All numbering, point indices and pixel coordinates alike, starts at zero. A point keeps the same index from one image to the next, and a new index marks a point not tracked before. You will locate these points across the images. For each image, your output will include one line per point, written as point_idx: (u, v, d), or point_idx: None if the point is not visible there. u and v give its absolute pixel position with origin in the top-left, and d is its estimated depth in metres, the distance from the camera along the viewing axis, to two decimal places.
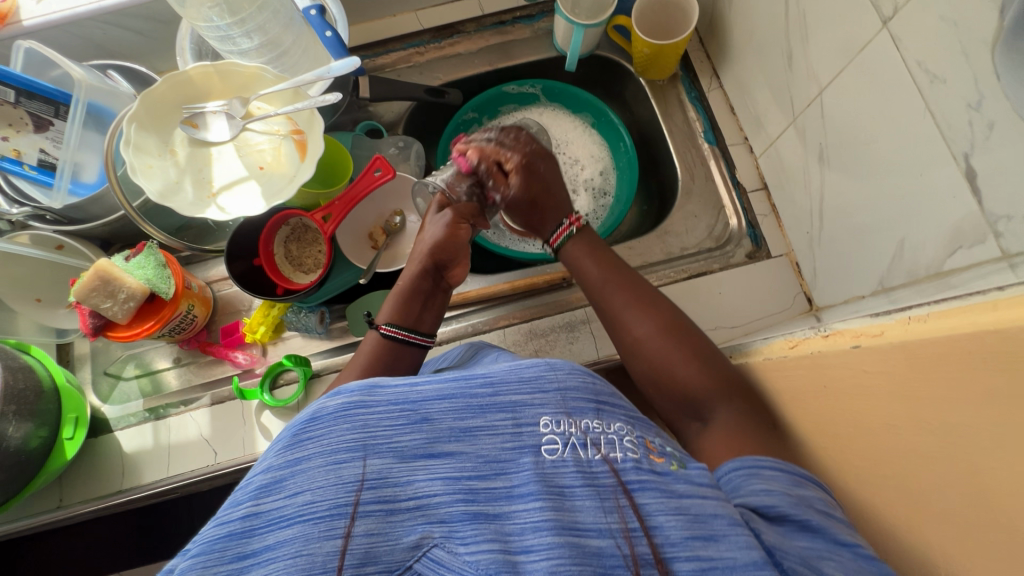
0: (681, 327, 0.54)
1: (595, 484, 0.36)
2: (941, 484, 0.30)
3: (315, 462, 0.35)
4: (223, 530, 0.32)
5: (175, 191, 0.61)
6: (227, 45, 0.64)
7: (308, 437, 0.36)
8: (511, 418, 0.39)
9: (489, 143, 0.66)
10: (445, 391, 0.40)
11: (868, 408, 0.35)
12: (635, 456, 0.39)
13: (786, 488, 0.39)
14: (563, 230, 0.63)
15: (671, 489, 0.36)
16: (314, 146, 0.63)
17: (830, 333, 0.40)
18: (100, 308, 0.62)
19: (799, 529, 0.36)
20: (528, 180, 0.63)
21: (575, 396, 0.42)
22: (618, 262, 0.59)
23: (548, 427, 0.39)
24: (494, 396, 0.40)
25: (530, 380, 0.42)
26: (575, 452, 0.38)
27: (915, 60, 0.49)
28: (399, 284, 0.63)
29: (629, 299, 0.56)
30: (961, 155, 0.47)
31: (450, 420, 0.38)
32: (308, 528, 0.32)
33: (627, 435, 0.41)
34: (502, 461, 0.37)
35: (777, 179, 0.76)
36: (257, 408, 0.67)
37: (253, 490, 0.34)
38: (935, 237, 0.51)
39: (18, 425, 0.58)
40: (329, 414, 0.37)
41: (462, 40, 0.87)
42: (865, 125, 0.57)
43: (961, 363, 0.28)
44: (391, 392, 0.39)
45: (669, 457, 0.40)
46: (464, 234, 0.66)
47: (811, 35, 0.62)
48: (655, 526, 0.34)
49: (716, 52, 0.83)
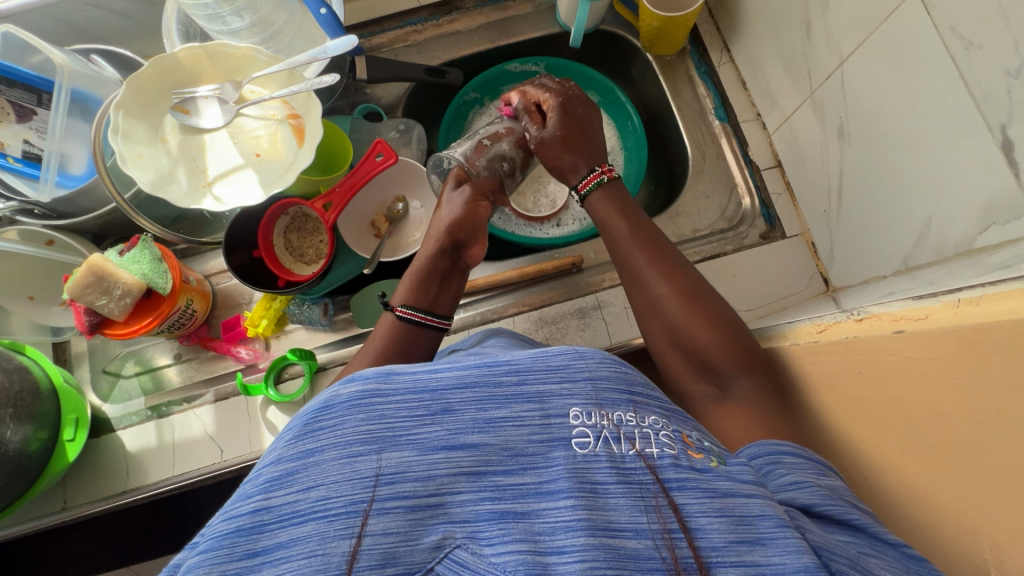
0: (703, 292, 0.52)
1: (631, 481, 0.34)
2: (997, 477, 0.29)
3: (329, 454, 0.33)
4: (232, 526, 0.31)
5: (168, 182, 0.58)
6: (217, 24, 0.60)
7: (321, 427, 0.34)
8: (538, 408, 0.37)
9: (537, 83, 0.66)
10: (467, 379, 0.37)
11: (911, 396, 0.34)
12: (673, 452, 0.36)
13: (817, 481, 0.37)
14: (593, 177, 0.59)
15: (713, 488, 0.34)
16: (312, 131, 0.60)
17: (865, 317, 0.39)
18: (96, 305, 0.60)
19: (838, 524, 0.35)
20: (564, 117, 0.62)
21: (607, 386, 0.39)
22: (645, 221, 0.56)
23: (579, 419, 0.37)
24: (520, 385, 0.38)
25: (558, 368, 0.39)
26: (608, 446, 0.36)
27: (948, 26, 0.46)
28: (416, 262, 0.61)
29: (652, 259, 0.53)
30: (997, 126, 0.45)
31: (473, 411, 0.36)
32: (324, 525, 0.30)
33: (663, 429, 0.38)
34: (529, 456, 0.35)
35: (791, 156, 0.73)
36: (262, 404, 0.65)
37: (264, 483, 0.32)
38: (966, 213, 0.49)
39: (16, 428, 0.56)
40: (343, 403, 0.35)
41: (461, 17, 0.83)
42: (890, 96, 0.54)
43: (1023, 349, 0.27)
44: (408, 379, 0.37)
45: (707, 453, 0.38)
46: (483, 211, 0.64)
47: (831, 3, 0.59)
48: (697, 528, 0.32)
49: (727, 24, 0.80)
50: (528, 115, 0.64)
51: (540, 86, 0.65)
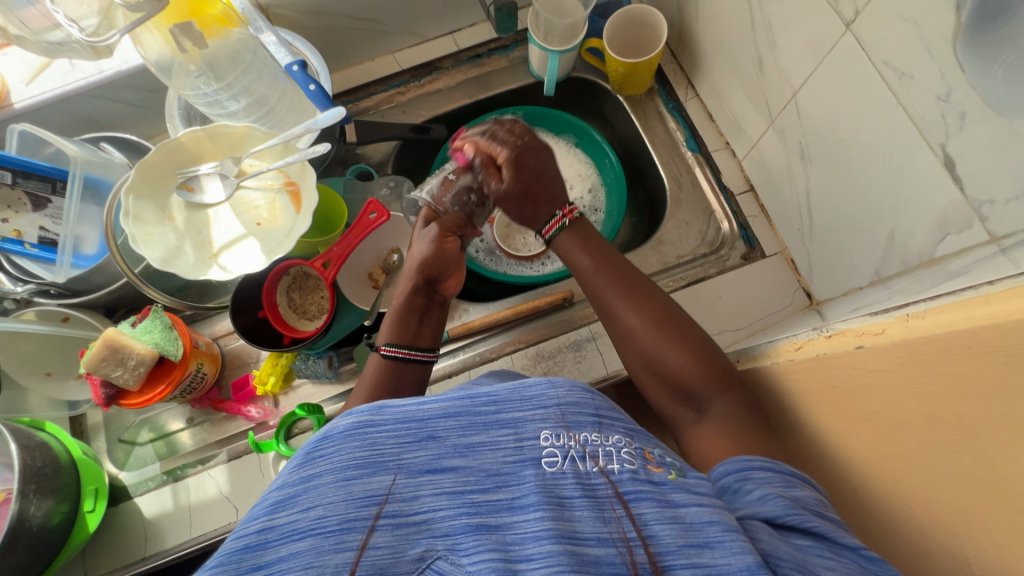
0: (673, 317, 0.55)
1: (594, 495, 0.36)
2: (962, 479, 0.31)
3: (326, 478, 0.35)
4: (239, 543, 0.33)
5: (177, 256, 0.62)
6: (216, 109, 0.67)
7: (320, 455, 0.37)
8: (512, 433, 0.40)
9: (483, 137, 0.63)
10: (449, 409, 0.40)
11: (880, 408, 0.36)
12: (632, 467, 0.39)
13: (780, 492, 0.39)
14: (555, 222, 0.61)
15: (667, 499, 0.36)
16: (308, 198, 0.64)
17: (833, 334, 0.41)
18: (111, 376, 0.63)
19: (803, 533, 0.36)
20: (517, 172, 0.60)
21: (575, 410, 0.42)
22: (611, 255, 0.59)
23: (549, 440, 0.39)
24: (497, 413, 0.41)
25: (532, 398, 0.42)
26: (574, 465, 0.38)
27: (882, 59, 0.50)
28: (394, 303, 0.65)
29: (621, 291, 0.57)
30: (937, 146, 0.48)
31: (454, 436, 0.38)
32: (318, 541, 0.32)
33: (625, 446, 0.41)
34: (503, 474, 0.37)
35: (763, 180, 0.77)
36: (274, 459, 0.68)
37: (269, 505, 0.35)
38: (924, 225, 0.52)
39: (38, 502, 0.57)
40: (340, 432, 0.38)
41: (441, 76, 0.89)
42: (842, 122, 0.58)
43: (965, 358, 0.29)
44: (398, 411, 0.40)
45: (667, 467, 0.40)
46: (451, 246, 0.67)
47: (778, 41, 0.64)
48: (651, 535, 0.34)
49: (689, 63, 0.85)
50: (484, 170, 0.63)
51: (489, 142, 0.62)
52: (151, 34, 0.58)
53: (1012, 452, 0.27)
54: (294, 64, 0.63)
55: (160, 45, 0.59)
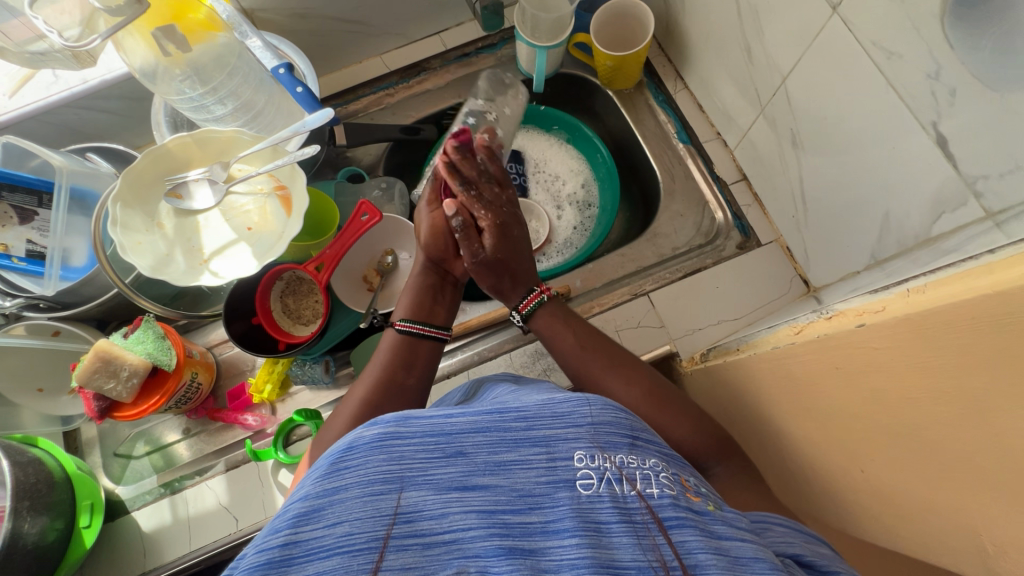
0: (663, 394, 0.55)
1: (632, 520, 0.34)
2: (972, 452, 0.30)
3: (353, 492, 0.33)
4: (262, 558, 0.30)
5: (166, 263, 0.61)
6: (202, 114, 0.66)
7: (345, 466, 0.34)
8: (545, 451, 0.38)
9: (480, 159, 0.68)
10: (480, 425, 0.38)
11: (884, 386, 0.35)
12: (671, 492, 0.37)
13: (798, 534, 0.38)
14: (535, 297, 0.63)
15: (709, 529, 0.34)
16: (299, 200, 0.63)
17: (834, 314, 0.40)
18: (104, 389, 0.62)
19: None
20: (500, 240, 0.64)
21: (609, 431, 0.40)
22: (594, 329, 0.60)
23: (583, 461, 0.38)
24: (528, 430, 0.39)
25: (564, 415, 0.40)
26: (610, 487, 0.36)
27: (869, 39, 0.50)
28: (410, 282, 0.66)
29: (606, 365, 0.57)
30: (930, 124, 0.48)
31: (485, 454, 0.37)
32: (347, 560, 0.31)
33: (661, 471, 0.39)
34: (536, 496, 0.35)
35: (755, 168, 0.77)
36: (273, 467, 0.67)
37: (292, 517, 0.32)
38: (919, 204, 0.52)
39: (33, 520, 0.56)
40: (366, 443, 0.35)
41: (429, 77, 0.89)
42: (832, 105, 0.58)
43: (966, 329, 0.29)
44: (426, 423, 0.38)
45: (704, 497, 0.38)
46: (439, 219, 0.66)
47: (765, 28, 0.63)
48: (693, 565, 0.32)
49: (677, 55, 0.85)
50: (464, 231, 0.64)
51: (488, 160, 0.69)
52: (133, 39, 0.57)
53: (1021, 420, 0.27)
54: (281, 68, 0.64)
55: (143, 50, 0.58)
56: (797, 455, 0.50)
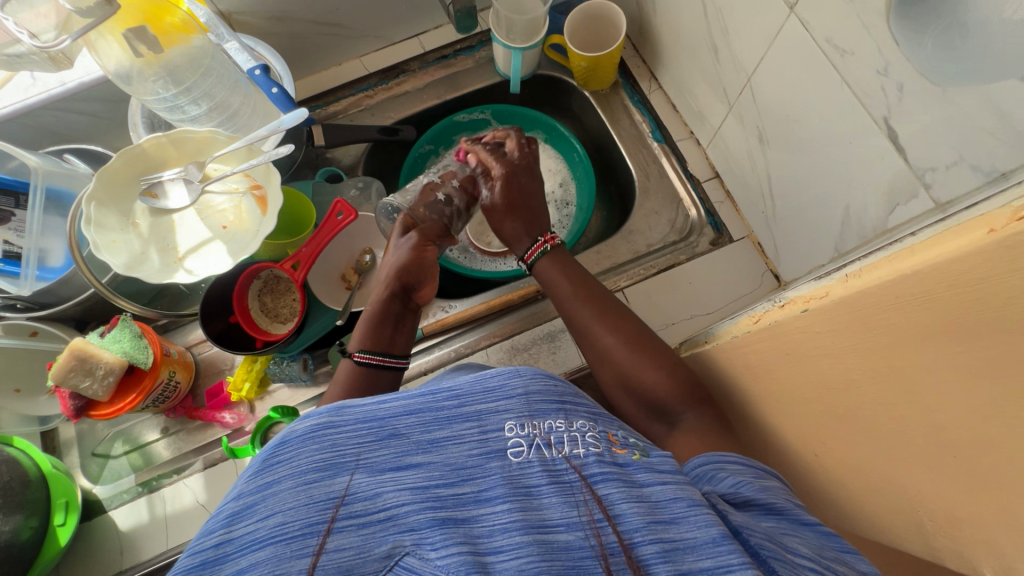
0: (647, 339, 0.56)
1: (561, 481, 0.36)
2: (910, 426, 0.32)
3: (286, 484, 0.34)
4: (196, 560, 0.31)
5: (141, 262, 0.62)
6: (177, 114, 0.67)
7: (278, 461, 0.35)
8: (476, 426, 0.39)
9: (488, 148, 0.72)
10: (412, 407, 0.40)
11: (828, 369, 0.36)
12: (598, 450, 0.39)
13: (753, 478, 0.40)
14: (537, 248, 0.66)
15: (632, 479, 0.36)
16: (273, 198, 0.64)
17: (786, 302, 0.41)
18: (79, 388, 0.62)
19: (766, 512, 0.38)
20: (508, 187, 0.68)
21: (540, 399, 0.42)
22: (584, 270, 0.61)
23: (513, 431, 0.39)
24: (460, 407, 0.40)
25: (495, 389, 0.42)
26: (540, 453, 0.38)
27: (824, 37, 0.51)
28: (366, 310, 0.64)
29: (594, 313, 0.59)
30: (881, 120, 0.49)
31: (417, 433, 0.38)
32: (281, 548, 0.31)
33: (590, 430, 0.41)
34: (469, 467, 0.36)
35: (726, 166, 0.79)
36: (251, 464, 0.67)
37: (225, 517, 0.33)
38: (874, 198, 0.54)
39: (6, 518, 0.57)
40: (298, 436, 0.37)
41: (408, 79, 0.90)
42: (794, 102, 0.60)
43: (892, 308, 0.30)
44: (359, 411, 0.39)
45: (631, 448, 0.40)
46: (430, 255, 0.67)
47: (730, 29, 0.65)
48: (618, 515, 0.33)
49: (651, 56, 0.87)
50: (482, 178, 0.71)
51: (490, 155, 0.70)
52: (105, 40, 0.57)
53: (948, 393, 0.28)
54: (257, 69, 0.65)
55: (117, 52, 0.58)
56: (758, 440, 0.51)
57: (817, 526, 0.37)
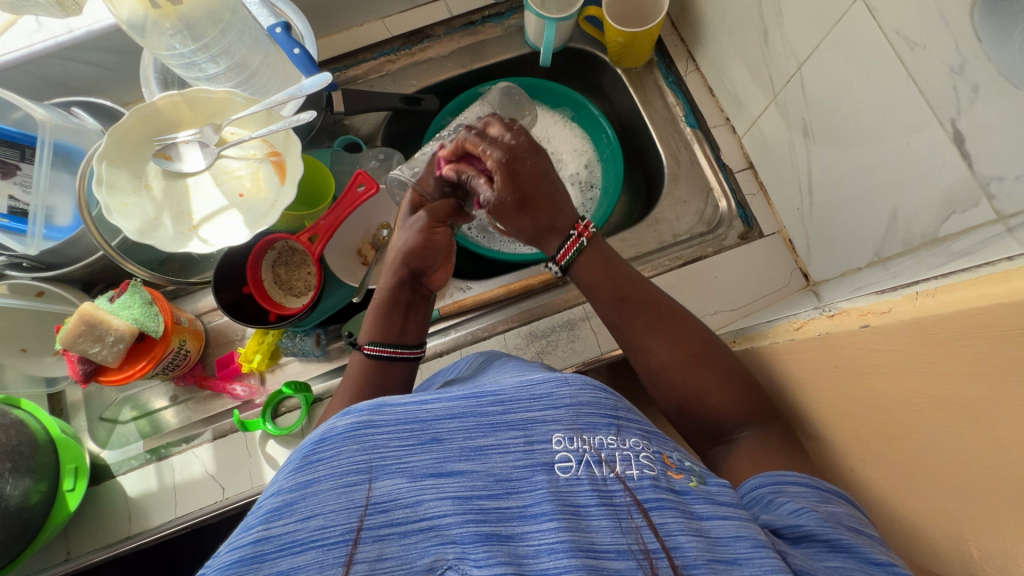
0: (708, 352, 0.52)
1: (611, 502, 0.34)
2: (975, 458, 0.30)
3: (326, 484, 0.33)
4: (234, 556, 0.30)
5: (154, 228, 0.60)
6: (193, 71, 0.63)
7: (318, 458, 0.34)
8: (523, 435, 0.37)
9: (471, 136, 0.58)
10: (455, 410, 0.38)
11: (885, 389, 0.35)
12: (652, 473, 0.37)
13: (817, 506, 0.39)
14: (570, 245, 0.56)
15: (689, 509, 0.35)
16: (292, 168, 0.61)
17: (836, 313, 0.39)
18: (89, 353, 0.61)
19: (829, 549, 0.35)
20: (512, 179, 0.55)
21: (589, 412, 0.40)
22: (634, 271, 0.56)
23: (561, 444, 0.37)
24: (505, 414, 0.38)
25: (541, 397, 0.40)
26: (589, 470, 0.36)
27: (892, 28, 0.48)
28: (376, 297, 0.61)
29: (647, 322, 0.53)
30: (947, 121, 0.46)
31: (461, 439, 0.36)
32: (322, 554, 0.30)
33: (643, 450, 0.38)
34: (513, 480, 0.35)
35: (762, 157, 0.76)
36: (261, 438, 0.66)
37: (264, 513, 0.32)
38: (927, 203, 0.51)
39: (14, 482, 0.56)
40: (339, 434, 0.35)
41: (432, 44, 0.85)
42: (847, 95, 0.56)
43: (974, 337, 0.28)
44: (399, 410, 0.37)
45: (687, 473, 0.38)
46: (441, 238, 0.63)
47: (784, 12, 0.61)
48: (674, 546, 0.32)
49: (690, 34, 0.82)
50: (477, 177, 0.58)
51: (478, 142, 0.57)
52: None
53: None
54: (278, 27, 0.64)
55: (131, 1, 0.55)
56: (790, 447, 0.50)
57: (890, 567, 0.34)
